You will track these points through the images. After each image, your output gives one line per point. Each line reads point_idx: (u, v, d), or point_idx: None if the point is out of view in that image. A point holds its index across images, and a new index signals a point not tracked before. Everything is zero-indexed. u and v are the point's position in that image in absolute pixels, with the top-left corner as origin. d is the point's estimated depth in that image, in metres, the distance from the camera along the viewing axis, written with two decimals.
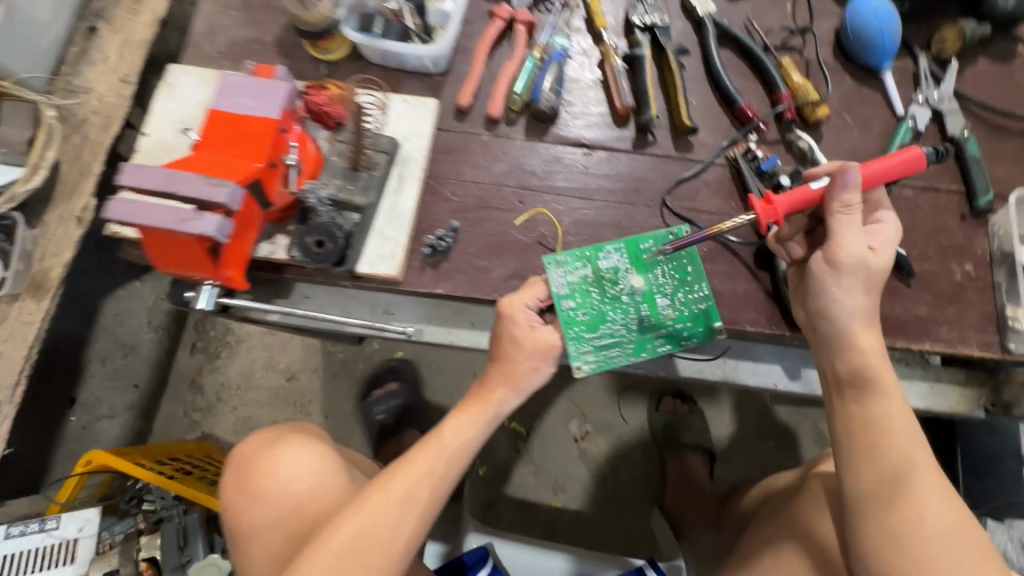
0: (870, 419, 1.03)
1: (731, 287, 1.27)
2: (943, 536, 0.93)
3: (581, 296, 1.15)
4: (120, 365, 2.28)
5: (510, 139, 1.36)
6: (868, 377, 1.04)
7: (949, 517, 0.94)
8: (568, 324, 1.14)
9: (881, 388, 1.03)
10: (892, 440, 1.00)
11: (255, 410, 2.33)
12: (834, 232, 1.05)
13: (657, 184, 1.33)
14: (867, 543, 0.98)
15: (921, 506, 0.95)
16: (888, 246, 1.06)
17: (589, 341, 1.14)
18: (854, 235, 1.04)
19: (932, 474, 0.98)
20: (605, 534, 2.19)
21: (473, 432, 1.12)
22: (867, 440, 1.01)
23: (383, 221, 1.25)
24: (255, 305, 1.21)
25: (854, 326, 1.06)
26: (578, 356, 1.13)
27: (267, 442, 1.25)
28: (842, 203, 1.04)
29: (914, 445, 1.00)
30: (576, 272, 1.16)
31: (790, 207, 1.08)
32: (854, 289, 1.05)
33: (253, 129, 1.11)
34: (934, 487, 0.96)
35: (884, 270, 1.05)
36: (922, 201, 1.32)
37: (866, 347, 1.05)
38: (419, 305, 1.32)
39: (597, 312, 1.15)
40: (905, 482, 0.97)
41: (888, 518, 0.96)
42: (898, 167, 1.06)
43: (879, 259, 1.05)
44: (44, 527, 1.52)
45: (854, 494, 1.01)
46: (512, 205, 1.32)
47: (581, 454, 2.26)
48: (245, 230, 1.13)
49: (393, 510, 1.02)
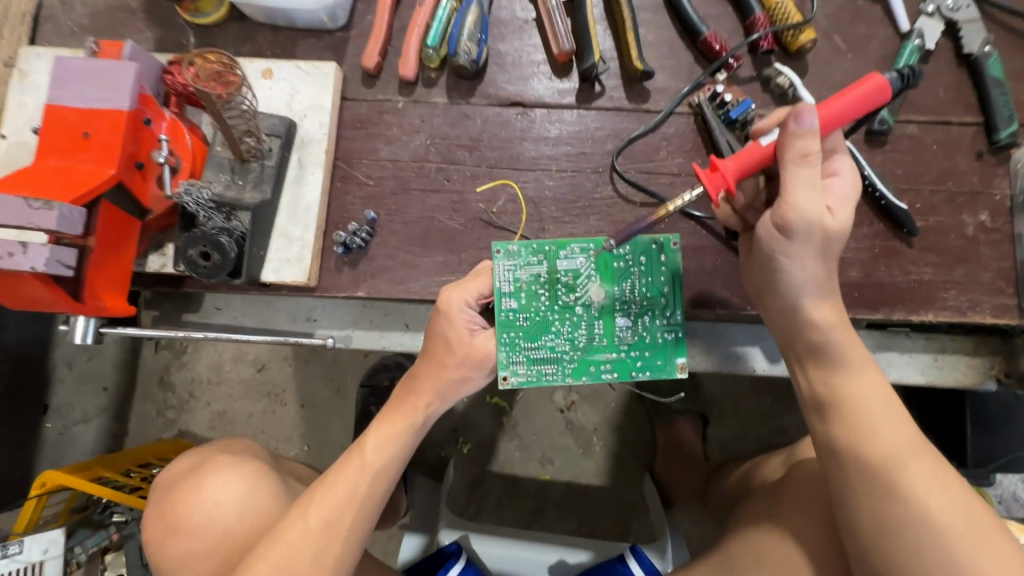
0: (846, 401, 0.86)
1: (698, 263, 1.10)
2: (955, 527, 0.77)
3: (527, 297, 0.97)
4: (88, 367, 1.84)
5: (431, 104, 1.15)
6: (833, 347, 0.87)
7: (954, 502, 0.78)
8: (504, 328, 0.97)
9: (847, 360, 0.87)
10: (874, 422, 0.83)
11: (230, 405, 1.81)
12: (786, 190, 0.83)
13: (607, 145, 1.12)
14: (870, 547, 0.82)
15: (921, 496, 0.78)
16: (845, 205, 0.87)
17: (524, 350, 0.97)
18: (811, 193, 0.82)
19: (927, 459, 0.81)
20: (588, 517, 1.81)
21: (399, 442, 0.98)
22: (846, 425, 0.85)
23: (285, 218, 1.09)
24: (143, 332, 1.04)
25: (807, 300, 0.88)
26: (507, 365, 0.97)
27: (189, 469, 1.11)
28: (800, 152, 0.81)
29: (896, 421, 0.83)
30: (528, 268, 0.97)
31: (741, 169, 0.85)
32: (807, 257, 0.86)
33: (100, 127, 0.93)
34: (930, 468, 0.80)
35: (841, 234, 0.86)
36: (929, 139, 1.09)
37: (828, 320, 0.88)
38: (345, 307, 1.17)
39: (541, 320, 0.97)
40: (900, 473, 0.80)
41: (887, 517, 0.80)
42: (859, 107, 0.85)
43: (836, 223, 0.85)
44: (8, 552, 1.30)
45: (844, 490, 0.85)
46: (438, 183, 1.12)
47: (568, 425, 1.85)
48: (120, 251, 0.99)
49: (312, 543, 0.88)
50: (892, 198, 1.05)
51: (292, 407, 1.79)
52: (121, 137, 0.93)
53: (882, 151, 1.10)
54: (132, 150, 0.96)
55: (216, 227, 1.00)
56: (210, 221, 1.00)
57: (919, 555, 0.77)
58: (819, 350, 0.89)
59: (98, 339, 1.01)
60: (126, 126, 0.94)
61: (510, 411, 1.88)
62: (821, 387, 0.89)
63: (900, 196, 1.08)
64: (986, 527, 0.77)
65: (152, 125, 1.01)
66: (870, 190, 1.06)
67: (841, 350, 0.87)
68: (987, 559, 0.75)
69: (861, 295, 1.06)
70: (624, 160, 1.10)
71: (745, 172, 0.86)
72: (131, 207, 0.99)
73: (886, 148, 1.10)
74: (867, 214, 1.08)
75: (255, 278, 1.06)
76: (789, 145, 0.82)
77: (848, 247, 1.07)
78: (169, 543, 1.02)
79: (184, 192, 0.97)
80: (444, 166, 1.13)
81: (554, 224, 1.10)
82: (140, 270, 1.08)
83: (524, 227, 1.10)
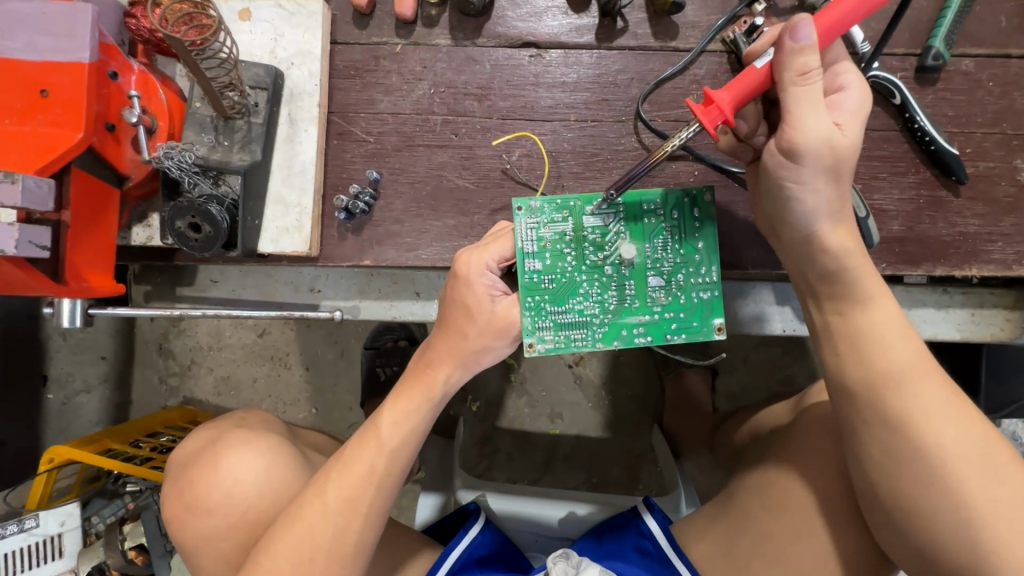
0: (862, 328, 0.75)
1: (729, 220, 1.02)
2: (973, 459, 0.68)
3: (551, 257, 0.90)
4: (82, 336, 1.76)
5: (433, 47, 1.02)
6: (847, 270, 0.76)
7: (971, 433, 0.69)
8: (528, 291, 0.90)
9: (863, 283, 0.75)
10: (890, 349, 0.73)
11: (233, 371, 1.75)
12: (787, 113, 0.72)
13: (631, 89, 1.01)
14: (879, 482, 0.73)
15: (938, 428, 0.69)
16: (854, 120, 0.75)
17: (550, 315, 0.90)
18: (813, 114, 0.72)
19: (942, 384, 0.71)
20: (597, 469, 1.68)
21: (414, 418, 0.89)
22: (859, 355, 0.74)
23: (278, 181, 0.99)
24: (136, 311, 0.96)
25: (827, 222, 0.76)
26: (533, 332, 0.90)
27: (207, 443, 1.03)
28: (798, 71, 0.70)
29: (913, 348, 0.73)
30: (552, 226, 0.89)
31: (738, 100, 0.74)
32: (819, 179, 0.74)
33: (59, 81, 0.82)
34: (947, 397, 0.71)
35: (852, 152, 0.74)
36: (986, 76, 1.00)
37: (844, 248, 0.76)
38: (351, 276, 1.10)
39: (568, 281, 0.90)
40: (915, 403, 0.70)
41: (899, 450, 0.71)
42: (864, 6, 0.71)
43: (845, 140, 0.74)
44: (25, 526, 1.28)
45: (854, 424, 0.75)
46: (445, 138, 1.02)
47: (576, 381, 1.69)
48: (100, 224, 0.90)
49: (332, 521, 0.81)
50: (942, 142, 0.96)
51: (297, 370, 1.73)
52: (85, 95, 0.82)
53: (933, 90, 1.00)
54: (100, 110, 0.85)
55: (203, 194, 0.90)
56: (196, 187, 0.91)
57: (933, 491, 0.69)
58: (832, 276, 0.77)
59: (87, 320, 0.94)
60: (90, 81, 0.82)
61: (518, 366, 1.72)
62: (832, 314, 0.78)
63: (950, 140, 1.00)
64: (1004, 459, 0.69)
65: (119, 79, 0.89)
66: (919, 135, 0.98)
67: (856, 272, 0.76)
68: (1004, 493, 0.67)
69: (903, 250, 0.99)
70: (650, 106, 1.00)
71: (743, 103, 0.75)
72: (108, 175, 0.90)
73: (938, 86, 1.00)
74: (913, 161, 1.00)
75: (252, 250, 0.98)
76: (785, 64, 0.70)
77: (891, 198, 1.00)
78: (190, 521, 0.96)
79: (164, 155, 0.87)
80: (451, 118, 1.02)
81: (573, 179, 1.00)
82: (125, 243, 1.00)
83: (543, 185, 1.00)
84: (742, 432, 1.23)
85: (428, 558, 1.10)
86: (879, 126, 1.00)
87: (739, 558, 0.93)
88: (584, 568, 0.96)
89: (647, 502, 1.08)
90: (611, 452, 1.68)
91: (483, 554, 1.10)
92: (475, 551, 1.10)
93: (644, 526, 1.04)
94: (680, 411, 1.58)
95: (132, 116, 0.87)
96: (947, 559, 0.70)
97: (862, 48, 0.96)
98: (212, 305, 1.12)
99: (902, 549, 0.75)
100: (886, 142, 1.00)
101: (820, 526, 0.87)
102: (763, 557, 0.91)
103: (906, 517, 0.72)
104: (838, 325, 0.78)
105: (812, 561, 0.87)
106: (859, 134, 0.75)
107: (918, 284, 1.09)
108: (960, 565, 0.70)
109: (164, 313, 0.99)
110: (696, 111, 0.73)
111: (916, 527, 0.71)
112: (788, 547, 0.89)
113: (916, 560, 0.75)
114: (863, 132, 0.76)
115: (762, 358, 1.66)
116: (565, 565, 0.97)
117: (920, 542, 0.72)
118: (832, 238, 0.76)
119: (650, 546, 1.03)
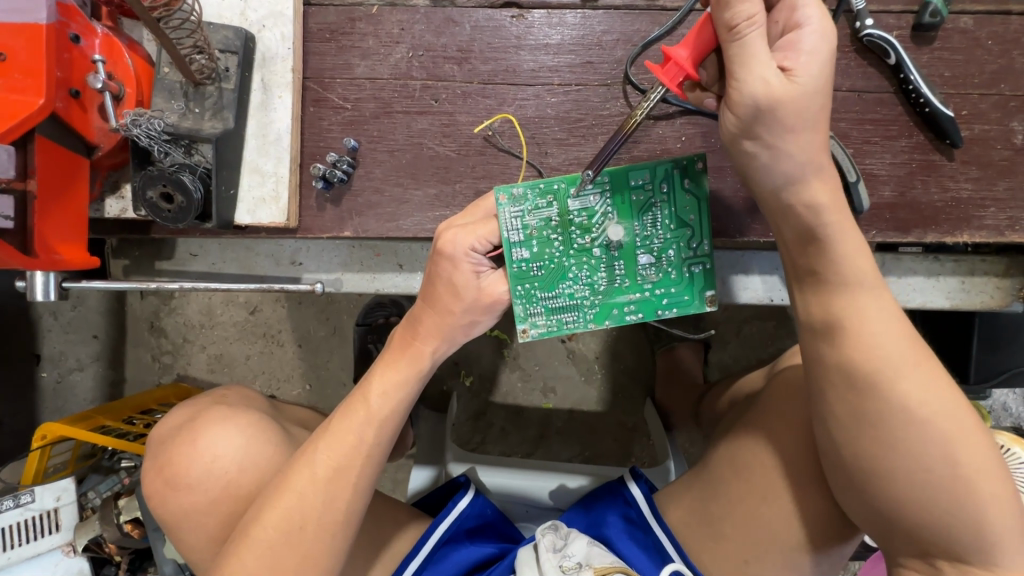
0: (833, 293, 0.72)
1: (717, 186, 1.00)
2: (944, 420, 0.68)
3: (539, 244, 0.87)
4: (72, 314, 1.74)
5: (409, 7, 0.99)
6: (825, 229, 0.71)
7: (950, 401, 0.69)
8: (518, 280, 0.88)
9: (843, 246, 0.71)
10: (874, 321, 0.70)
11: (226, 348, 1.74)
12: (732, 68, 0.68)
13: (616, 51, 0.97)
14: (846, 446, 0.73)
15: (915, 389, 0.68)
16: (813, 62, 0.68)
17: (541, 300, 0.89)
18: (757, 64, 0.66)
19: (927, 355, 0.70)
20: (590, 441, 1.70)
21: (404, 390, 0.87)
22: (837, 324, 0.72)
23: (254, 151, 0.97)
24: (115, 285, 0.93)
25: (816, 182, 0.71)
26: (525, 318, 0.89)
27: (187, 420, 1.03)
28: (733, 23, 0.65)
29: (893, 315, 0.71)
30: (536, 212, 0.86)
31: (693, 57, 0.69)
32: (785, 132, 0.69)
33: (11, 46, 0.78)
34: (926, 361, 0.70)
35: (809, 100, 0.68)
36: (984, 34, 0.96)
37: (828, 206, 0.71)
38: (333, 248, 1.09)
39: (556, 267, 0.88)
40: (898, 371, 0.69)
41: (868, 412, 0.70)
42: None
43: (799, 91, 0.67)
44: (20, 501, 1.29)
45: (822, 385, 0.73)
46: (425, 103, 0.99)
47: (569, 355, 1.69)
48: (70, 195, 0.88)
49: (319, 491, 0.81)
50: (937, 104, 0.93)
51: (289, 348, 1.72)
52: (44, 59, 0.79)
53: (929, 49, 0.97)
54: (62, 76, 0.82)
55: (175, 163, 0.88)
56: (167, 156, 0.88)
57: (903, 452, 0.68)
58: (811, 237, 0.73)
59: (63, 295, 0.91)
60: (48, 43, 0.79)
61: (511, 342, 1.71)
62: (815, 279, 0.74)
63: (946, 102, 0.97)
64: (973, 422, 0.69)
65: (82, 43, 0.86)
66: (913, 96, 0.95)
67: (836, 238, 0.71)
68: (973, 455, 0.68)
69: (894, 216, 0.97)
70: (637, 67, 0.96)
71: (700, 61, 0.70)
72: (75, 143, 0.88)
73: (934, 46, 0.97)
74: (906, 125, 0.97)
75: (229, 221, 0.96)
76: (720, 15, 0.65)
77: (883, 163, 0.98)
78: (171, 497, 0.95)
79: (132, 123, 0.84)
80: (431, 83, 0.99)
81: (558, 147, 0.98)
82: (99, 215, 0.98)
83: (527, 154, 0.98)
84: (723, 401, 1.22)
85: (416, 530, 1.11)
86: (872, 88, 0.97)
87: (712, 520, 0.96)
88: (572, 539, 0.97)
89: (632, 471, 1.09)
90: (603, 425, 1.70)
91: (472, 526, 1.11)
92: (464, 523, 1.10)
93: (628, 494, 1.06)
94: (668, 383, 1.56)
95: (96, 81, 0.84)
96: (911, 519, 0.71)
97: (855, 4, 0.94)
98: (191, 279, 1.11)
99: (857, 509, 0.76)
100: (880, 105, 0.97)
101: (788, 489, 0.88)
102: (733, 517, 0.93)
103: (877, 486, 0.71)
104: (811, 291, 0.75)
105: (778, 522, 0.89)
106: (815, 77, 0.68)
107: (909, 254, 1.08)
108: (926, 525, 0.70)
109: (143, 287, 0.96)
110: (655, 72, 0.68)
111: (881, 490, 0.71)
112: (755, 508, 0.91)
113: (878, 523, 0.75)
114: (821, 74, 0.69)
115: (753, 332, 1.65)
116: (554, 536, 0.98)
117: (883, 504, 0.72)
118: (823, 193, 0.71)
119: (635, 515, 1.04)
